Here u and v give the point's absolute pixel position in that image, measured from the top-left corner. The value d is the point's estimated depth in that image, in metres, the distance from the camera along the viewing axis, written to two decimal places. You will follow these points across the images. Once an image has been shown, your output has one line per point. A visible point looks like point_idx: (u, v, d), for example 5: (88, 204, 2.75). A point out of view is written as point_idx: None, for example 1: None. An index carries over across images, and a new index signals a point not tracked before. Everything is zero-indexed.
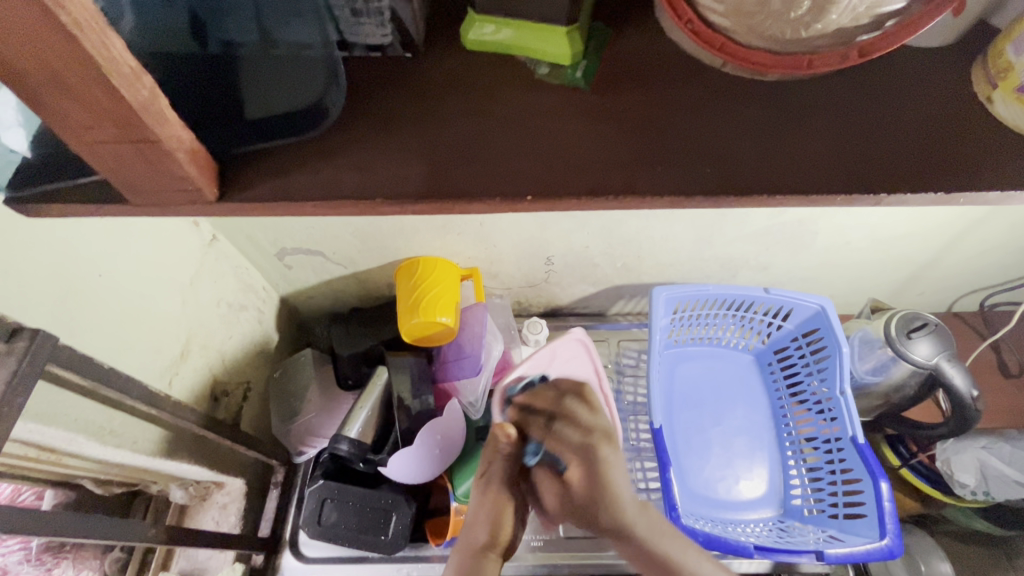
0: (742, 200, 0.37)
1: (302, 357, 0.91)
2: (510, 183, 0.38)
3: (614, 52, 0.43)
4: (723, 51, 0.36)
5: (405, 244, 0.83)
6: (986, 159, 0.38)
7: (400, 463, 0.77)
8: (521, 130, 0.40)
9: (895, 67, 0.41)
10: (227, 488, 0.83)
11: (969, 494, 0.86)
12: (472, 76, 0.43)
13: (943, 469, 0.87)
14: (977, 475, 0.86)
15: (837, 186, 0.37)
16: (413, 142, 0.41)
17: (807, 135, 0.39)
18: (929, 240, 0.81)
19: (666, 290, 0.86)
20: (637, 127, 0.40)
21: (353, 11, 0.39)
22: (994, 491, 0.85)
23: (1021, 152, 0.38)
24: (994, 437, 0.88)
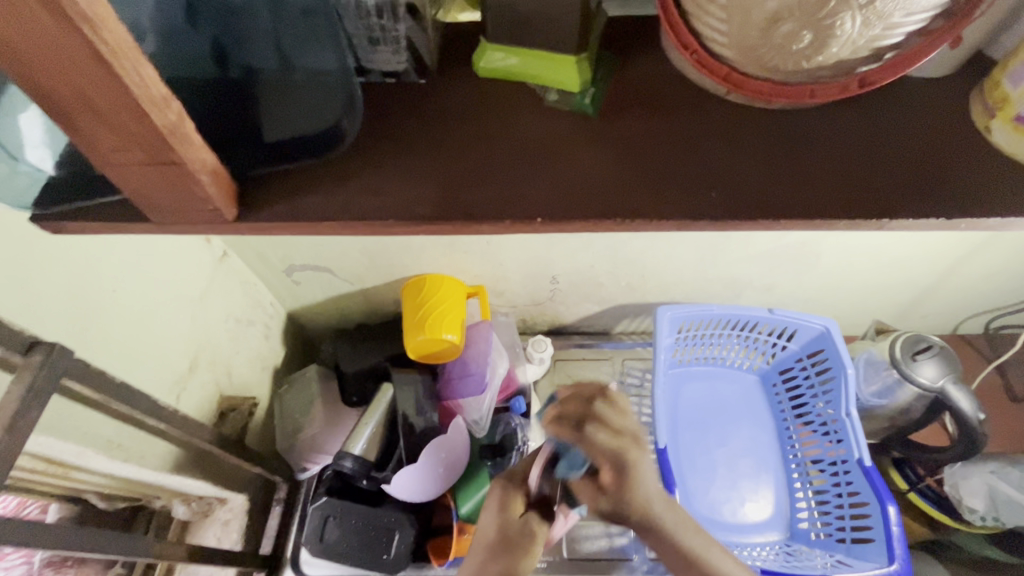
0: (747, 224, 0.38)
1: (308, 373, 0.91)
2: (521, 205, 0.39)
3: (621, 79, 0.44)
4: (728, 80, 0.38)
5: (412, 262, 0.84)
6: (983, 186, 0.39)
7: (404, 481, 0.76)
8: (531, 153, 0.42)
9: (894, 96, 0.43)
10: (230, 505, 0.83)
11: (978, 519, 0.85)
12: (484, 101, 0.44)
13: (952, 494, 0.87)
14: (986, 500, 0.85)
15: (840, 212, 0.38)
16: (425, 164, 0.42)
17: (810, 160, 0.40)
18: (932, 263, 0.82)
19: (670, 310, 0.86)
20: (644, 152, 0.41)
21: (371, 38, 0.42)
22: (1004, 516, 0.84)
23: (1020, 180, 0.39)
24: (1003, 462, 0.87)
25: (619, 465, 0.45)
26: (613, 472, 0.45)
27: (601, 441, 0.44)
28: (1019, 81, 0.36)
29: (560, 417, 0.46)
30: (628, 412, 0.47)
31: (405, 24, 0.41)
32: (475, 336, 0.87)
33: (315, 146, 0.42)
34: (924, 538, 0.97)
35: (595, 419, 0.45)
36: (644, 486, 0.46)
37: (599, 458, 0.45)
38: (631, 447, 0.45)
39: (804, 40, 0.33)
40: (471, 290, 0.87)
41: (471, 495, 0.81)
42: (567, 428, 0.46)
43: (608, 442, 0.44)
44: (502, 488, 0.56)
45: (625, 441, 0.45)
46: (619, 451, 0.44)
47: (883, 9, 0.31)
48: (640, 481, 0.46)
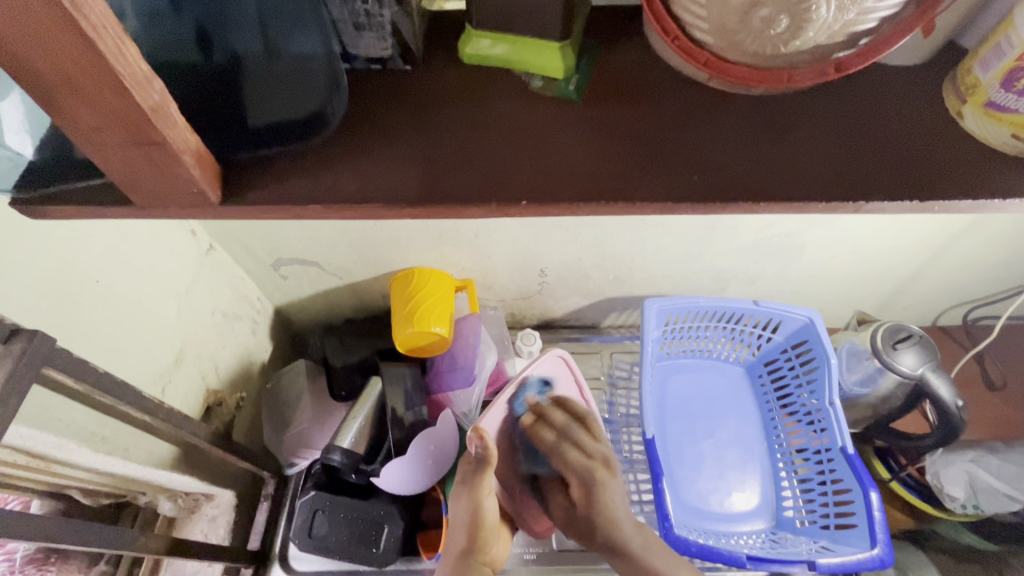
0: (727, 206, 0.39)
1: (296, 368, 0.91)
2: (506, 189, 0.39)
3: (603, 66, 0.44)
4: (707, 66, 0.39)
5: (401, 255, 0.85)
6: (956, 169, 0.40)
7: (393, 475, 0.76)
8: (514, 139, 0.42)
9: (872, 83, 0.44)
10: (217, 501, 0.83)
11: (959, 507, 0.89)
12: (468, 87, 0.44)
13: (935, 483, 0.90)
14: (966, 488, 0.89)
15: (817, 194, 0.39)
16: (409, 151, 0.42)
17: (790, 144, 0.41)
18: (910, 255, 0.84)
19: (658, 303, 0.87)
20: (626, 137, 0.41)
21: (355, 24, 0.42)
22: (982, 503, 0.89)
23: (993, 164, 0.40)
24: (982, 450, 0.91)
25: (586, 482, 0.69)
26: (581, 487, 0.69)
27: (574, 458, 0.70)
28: (989, 67, 0.37)
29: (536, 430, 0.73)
30: (600, 444, 0.73)
31: (390, 9, 0.40)
32: (466, 328, 0.86)
33: (298, 132, 0.42)
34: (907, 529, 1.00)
35: (574, 429, 0.73)
36: (607, 501, 0.68)
37: (569, 472, 0.70)
38: (598, 469, 0.70)
39: (781, 24, 0.34)
40: (460, 283, 0.87)
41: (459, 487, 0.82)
42: (544, 444, 0.73)
43: (581, 460, 0.70)
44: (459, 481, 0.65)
45: (593, 464, 0.70)
46: (586, 470, 0.70)
47: None
48: (609, 500, 0.68)
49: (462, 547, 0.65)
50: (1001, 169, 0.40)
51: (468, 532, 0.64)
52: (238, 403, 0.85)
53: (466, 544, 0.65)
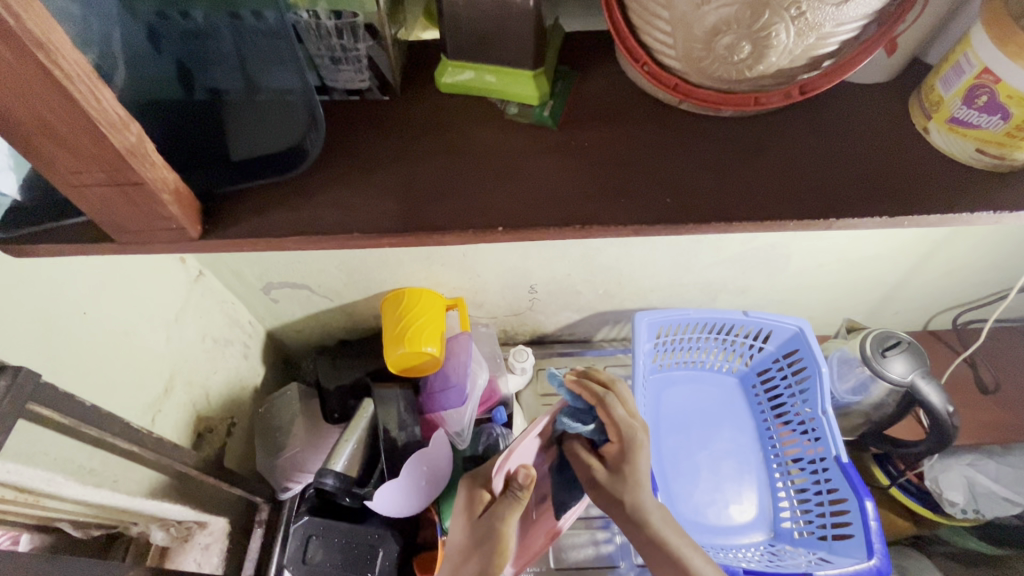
0: (700, 227, 0.39)
1: (289, 392, 0.91)
2: (482, 216, 0.40)
3: (578, 92, 0.45)
4: (677, 90, 0.40)
5: (391, 275, 0.86)
6: (922, 184, 0.40)
7: (386, 497, 0.75)
8: (491, 165, 0.43)
9: (839, 101, 0.45)
10: (210, 528, 0.82)
11: (962, 512, 0.89)
12: (445, 116, 0.45)
13: (933, 487, 0.90)
14: (966, 494, 0.90)
15: (787, 213, 0.39)
16: (387, 180, 0.43)
17: (761, 164, 0.42)
18: (894, 262, 0.86)
19: (648, 316, 0.89)
20: (601, 162, 0.42)
21: (332, 58, 0.43)
22: (982, 508, 0.90)
23: (958, 178, 0.41)
24: (980, 454, 0.93)
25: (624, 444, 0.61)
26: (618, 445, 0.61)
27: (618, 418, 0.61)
28: (950, 84, 0.38)
29: (582, 384, 0.64)
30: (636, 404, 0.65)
31: (365, 43, 0.41)
32: (461, 345, 0.87)
33: (280, 164, 0.43)
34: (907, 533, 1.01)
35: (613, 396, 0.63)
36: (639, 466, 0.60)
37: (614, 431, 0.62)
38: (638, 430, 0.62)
39: (744, 51, 0.34)
40: (451, 301, 0.89)
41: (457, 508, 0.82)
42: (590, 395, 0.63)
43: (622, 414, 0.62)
44: (467, 492, 0.64)
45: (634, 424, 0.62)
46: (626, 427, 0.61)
47: (814, 20, 0.32)
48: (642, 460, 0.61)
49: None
50: (967, 183, 0.40)
51: (477, 557, 0.57)
52: (229, 428, 0.85)
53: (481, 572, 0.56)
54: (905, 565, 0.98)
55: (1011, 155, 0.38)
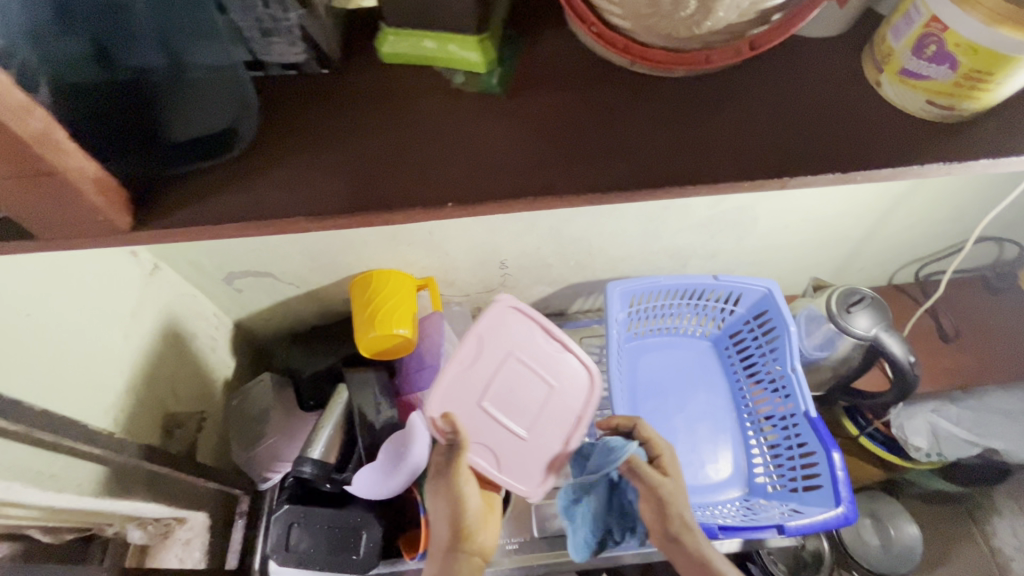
0: (658, 192, 0.38)
1: (263, 381, 0.90)
2: (430, 190, 0.39)
3: (529, 58, 0.43)
4: (627, 52, 0.38)
5: (359, 256, 0.85)
6: (876, 138, 0.40)
7: (365, 480, 0.76)
8: (438, 138, 0.41)
9: (794, 55, 0.43)
10: (190, 523, 0.81)
11: (925, 455, 1.00)
12: (387, 88, 0.43)
13: (900, 435, 1.01)
14: (929, 438, 1.00)
15: (742, 173, 0.39)
16: (329, 160, 0.41)
17: (715, 124, 0.41)
18: (858, 220, 0.87)
19: (620, 285, 0.91)
20: (551, 127, 0.40)
21: (262, 30, 0.40)
22: (945, 450, 1.00)
23: (910, 131, 0.41)
24: (944, 400, 1.02)
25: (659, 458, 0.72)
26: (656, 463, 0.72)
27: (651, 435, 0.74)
28: (901, 35, 0.38)
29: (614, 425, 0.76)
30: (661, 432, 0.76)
31: (295, 13, 0.39)
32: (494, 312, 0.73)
33: (211, 147, 0.41)
34: (885, 481, 1.18)
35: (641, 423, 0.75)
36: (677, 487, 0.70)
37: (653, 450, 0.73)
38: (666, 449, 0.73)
39: (690, 7, 0.33)
40: (422, 282, 0.88)
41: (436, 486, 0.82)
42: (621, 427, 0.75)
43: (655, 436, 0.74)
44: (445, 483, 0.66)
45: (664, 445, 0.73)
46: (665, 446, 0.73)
47: None
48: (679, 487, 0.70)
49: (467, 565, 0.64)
50: (919, 136, 0.40)
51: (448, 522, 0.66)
52: (199, 424, 0.84)
53: (449, 538, 0.65)
54: (878, 508, 1.11)
55: (958, 105, 0.38)
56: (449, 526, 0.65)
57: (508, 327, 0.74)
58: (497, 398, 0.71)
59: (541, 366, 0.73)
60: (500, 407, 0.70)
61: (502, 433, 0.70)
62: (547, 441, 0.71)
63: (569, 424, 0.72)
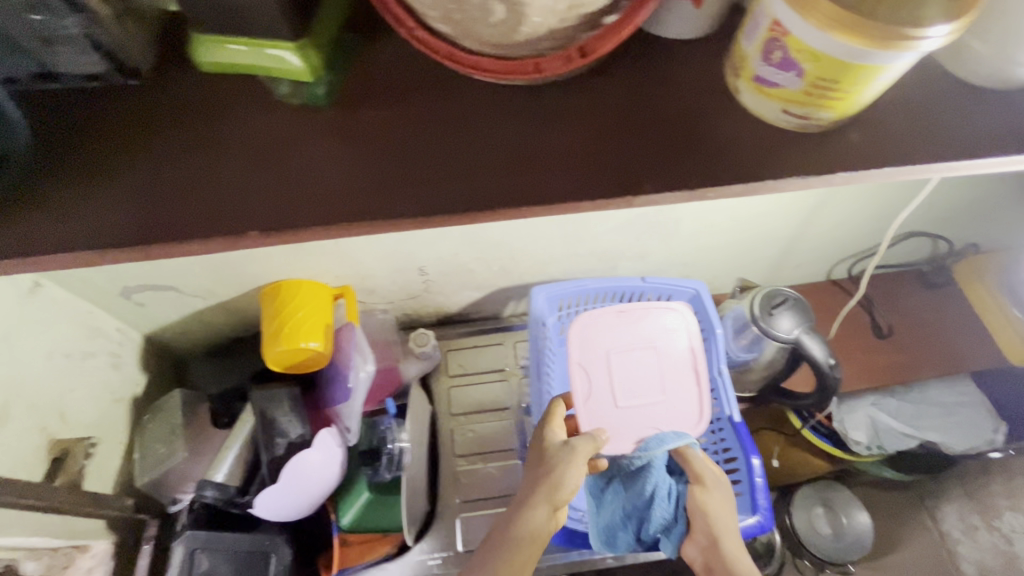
0: (482, 218, 0.36)
1: (172, 399, 0.85)
2: (236, 219, 0.36)
3: (362, 64, 0.40)
4: (449, 59, 0.35)
5: (265, 267, 0.80)
6: (726, 150, 0.38)
7: (269, 503, 0.74)
8: (252, 160, 0.38)
9: (649, 57, 0.40)
10: (92, 551, 0.76)
11: (866, 449, 0.97)
12: (203, 101, 0.39)
13: (840, 428, 0.98)
14: (869, 432, 0.97)
15: (573, 193, 0.36)
16: (138, 185, 0.37)
17: (554, 137, 0.38)
18: (785, 219, 0.85)
19: (545, 290, 0.89)
20: (373, 146, 0.38)
21: (44, 41, 0.35)
22: (885, 443, 0.97)
23: (764, 140, 0.38)
24: (882, 394, 0.99)
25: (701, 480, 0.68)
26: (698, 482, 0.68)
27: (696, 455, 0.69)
28: (751, 39, 0.35)
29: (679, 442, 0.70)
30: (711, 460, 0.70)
31: (73, 20, 0.34)
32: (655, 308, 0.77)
33: None
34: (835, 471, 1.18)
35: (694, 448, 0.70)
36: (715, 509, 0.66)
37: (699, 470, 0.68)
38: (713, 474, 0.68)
39: (499, 12, 0.30)
40: (338, 291, 0.84)
41: (350, 507, 0.81)
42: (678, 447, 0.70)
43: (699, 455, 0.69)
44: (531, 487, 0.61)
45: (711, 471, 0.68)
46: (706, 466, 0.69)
47: None
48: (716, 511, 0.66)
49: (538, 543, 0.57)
50: (773, 146, 0.38)
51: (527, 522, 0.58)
52: (87, 450, 0.77)
53: (528, 539, 0.57)
54: (831, 497, 1.13)
55: (814, 115, 0.36)
56: (530, 532, 0.57)
57: (666, 327, 0.76)
58: (613, 381, 0.71)
59: (631, 352, 0.74)
60: (625, 394, 0.71)
61: (638, 420, 0.70)
62: (633, 423, 0.70)
63: (660, 415, 0.71)
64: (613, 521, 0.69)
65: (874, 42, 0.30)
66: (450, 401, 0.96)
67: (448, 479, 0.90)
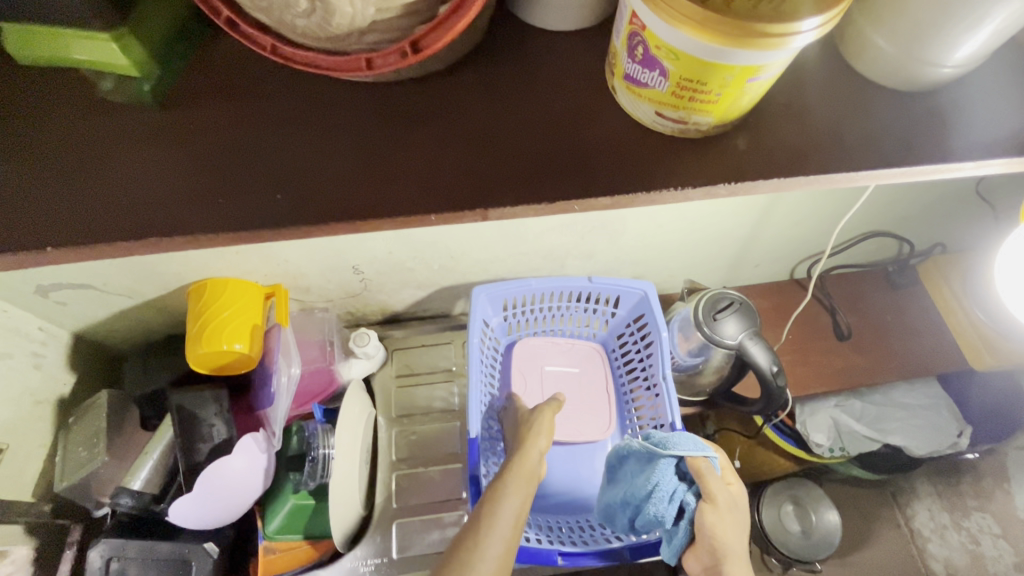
0: (288, 230, 0.39)
1: (97, 401, 0.81)
2: (46, 230, 0.40)
3: (191, 70, 0.44)
4: (274, 52, 0.38)
5: (188, 265, 0.77)
6: (551, 158, 0.40)
7: (184, 514, 0.72)
8: (82, 172, 0.42)
9: (480, 62, 0.43)
10: (12, 556, 0.75)
11: (827, 451, 0.96)
12: (39, 113, 0.43)
13: (802, 431, 0.96)
14: (831, 433, 0.96)
15: (382, 207, 0.39)
16: (19, 201, 0.40)
17: (370, 150, 0.41)
18: (736, 218, 0.81)
19: (487, 290, 0.84)
20: (199, 159, 0.41)
21: None
22: (848, 446, 0.96)
23: (588, 148, 0.40)
24: (847, 396, 0.99)
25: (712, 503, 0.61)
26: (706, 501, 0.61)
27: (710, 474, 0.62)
28: (617, 34, 0.36)
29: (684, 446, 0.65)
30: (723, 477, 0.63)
31: None
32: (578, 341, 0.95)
33: None
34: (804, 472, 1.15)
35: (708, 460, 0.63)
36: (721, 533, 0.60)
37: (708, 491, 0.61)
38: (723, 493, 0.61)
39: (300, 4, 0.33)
40: (268, 290, 0.80)
41: (277, 514, 0.79)
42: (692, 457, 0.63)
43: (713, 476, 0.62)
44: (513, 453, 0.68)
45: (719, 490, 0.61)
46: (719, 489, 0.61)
47: None
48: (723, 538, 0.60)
49: (519, 500, 0.59)
50: (597, 153, 0.40)
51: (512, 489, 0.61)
52: None
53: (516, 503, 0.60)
54: (799, 495, 1.10)
55: (688, 117, 0.37)
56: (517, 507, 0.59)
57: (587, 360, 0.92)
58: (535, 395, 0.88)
59: (564, 365, 0.91)
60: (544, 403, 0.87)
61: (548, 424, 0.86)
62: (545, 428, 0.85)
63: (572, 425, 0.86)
64: (615, 500, 0.69)
65: (719, 39, 0.30)
66: (393, 403, 0.93)
67: (388, 483, 0.88)
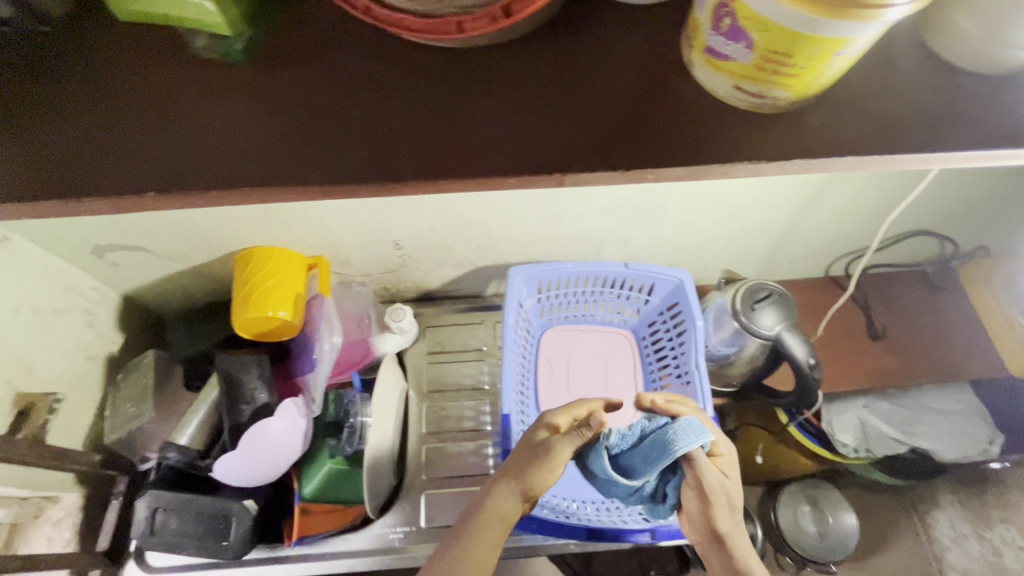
0: (376, 188, 0.39)
1: (144, 359, 0.84)
2: (137, 178, 0.39)
3: (278, 28, 0.44)
4: (367, 13, 0.39)
5: (237, 232, 0.79)
6: (638, 129, 0.39)
7: (229, 469, 0.76)
8: (167, 122, 0.41)
9: (565, 32, 0.43)
10: (62, 502, 0.80)
11: (853, 451, 0.95)
12: (124, 63, 0.43)
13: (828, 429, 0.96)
14: (856, 433, 0.95)
15: (467, 169, 0.39)
16: (105, 149, 0.41)
17: (455, 112, 0.40)
18: (779, 210, 0.81)
19: (523, 270, 0.85)
20: (285, 113, 0.41)
21: None
22: (874, 447, 0.95)
23: (673, 121, 0.40)
24: (877, 396, 0.97)
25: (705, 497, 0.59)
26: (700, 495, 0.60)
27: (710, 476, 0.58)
28: (703, 3, 0.36)
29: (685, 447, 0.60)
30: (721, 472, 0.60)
31: None
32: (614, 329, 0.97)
33: None
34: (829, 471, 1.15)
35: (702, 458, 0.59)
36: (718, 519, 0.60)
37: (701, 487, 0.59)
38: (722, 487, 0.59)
39: None
40: (311, 261, 0.82)
41: (313, 476, 0.82)
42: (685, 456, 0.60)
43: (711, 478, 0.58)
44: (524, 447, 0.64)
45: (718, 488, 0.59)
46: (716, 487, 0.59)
47: None
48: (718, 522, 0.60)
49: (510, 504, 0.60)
50: (684, 125, 0.39)
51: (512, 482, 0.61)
52: (53, 406, 0.76)
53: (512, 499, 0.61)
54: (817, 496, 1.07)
55: (766, 92, 0.37)
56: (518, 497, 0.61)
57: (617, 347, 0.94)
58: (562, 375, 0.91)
59: (595, 350, 0.93)
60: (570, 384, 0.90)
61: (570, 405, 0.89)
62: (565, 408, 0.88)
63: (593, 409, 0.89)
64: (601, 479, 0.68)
65: (817, 11, 0.30)
66: (424, 378, 0.95)
67: (417, 454, 0.90)
